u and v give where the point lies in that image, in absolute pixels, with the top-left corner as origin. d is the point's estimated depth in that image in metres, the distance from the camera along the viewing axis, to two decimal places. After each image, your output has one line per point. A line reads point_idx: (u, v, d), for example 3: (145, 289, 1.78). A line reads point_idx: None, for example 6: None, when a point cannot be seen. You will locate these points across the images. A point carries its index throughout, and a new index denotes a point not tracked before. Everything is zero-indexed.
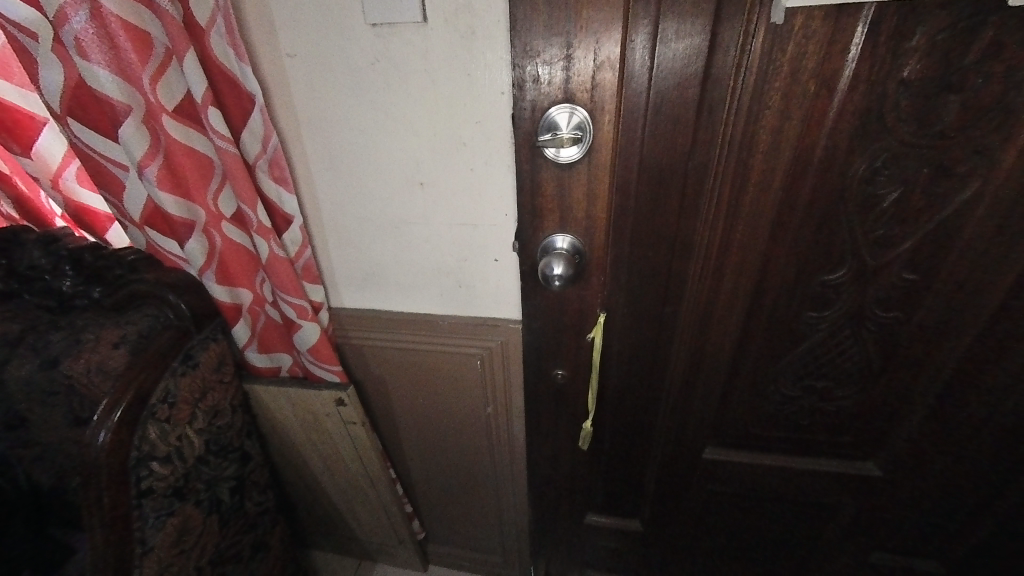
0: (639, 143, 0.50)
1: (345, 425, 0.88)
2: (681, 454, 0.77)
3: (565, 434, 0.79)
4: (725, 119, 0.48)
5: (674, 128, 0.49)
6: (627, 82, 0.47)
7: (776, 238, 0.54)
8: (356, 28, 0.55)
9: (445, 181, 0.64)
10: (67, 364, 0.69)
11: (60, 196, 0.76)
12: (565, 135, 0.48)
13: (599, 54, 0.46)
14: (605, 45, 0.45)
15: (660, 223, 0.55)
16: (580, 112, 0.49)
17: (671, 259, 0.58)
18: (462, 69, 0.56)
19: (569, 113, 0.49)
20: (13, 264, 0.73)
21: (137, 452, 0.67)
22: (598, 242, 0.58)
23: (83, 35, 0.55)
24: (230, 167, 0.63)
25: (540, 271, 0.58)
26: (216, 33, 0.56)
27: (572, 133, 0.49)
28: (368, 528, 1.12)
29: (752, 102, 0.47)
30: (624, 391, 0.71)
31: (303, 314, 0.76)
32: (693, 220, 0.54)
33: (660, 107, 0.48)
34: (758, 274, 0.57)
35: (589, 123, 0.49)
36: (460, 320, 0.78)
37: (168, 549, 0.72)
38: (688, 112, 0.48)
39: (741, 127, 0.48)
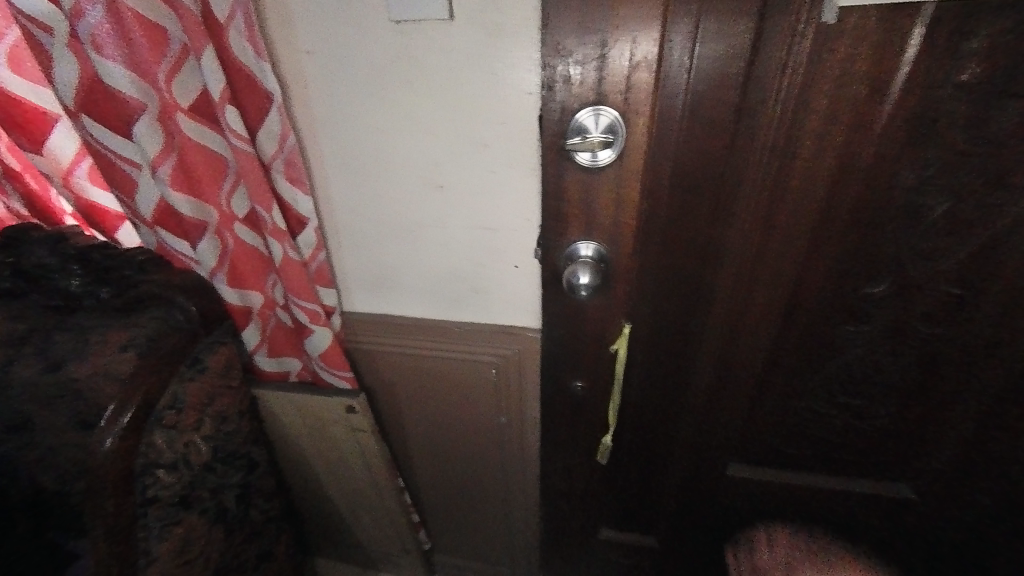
0: (672, 145, 0.48)
1: (354, 433, 0.86)
2: (702, 470, 0.74)
3: (581, 447, 0.77)
4: (766, 124, 0.46)
5: (713, 130, 0.47)
6: (664, 83, 0.45)
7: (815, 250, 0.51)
8: (377, 24, 0.54)
9: (464, 184, 0.62)
10: (73, 366, 0.68)
11: (71, 194, 0.74)
12: (596, 138, 0.47)
13: (635, 52, 0.44)
14: (643, 43, 0.43)
15: (692, 231, 0.53)
16: (609, 112, 0.47)
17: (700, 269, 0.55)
18: (488, 68, 0.54)
19: (591, 115, 0.47)
20: (25, 263, 0.74)
21: (143, 459, 0.65)
22: (625, 250, 0.55)
23: (99, 30, 0.54)
24: (245, 167, 0.61)
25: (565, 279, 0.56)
26: (234, 29, 0.54)
27: (603, 137, 0.47)
28: (374, 537, 1.09)
29: (795, 106, 0.45)
30: (646, 404, 0.69)
31: (315, 318, 0.74)
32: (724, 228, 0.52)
33: (697, 107, 0.46)
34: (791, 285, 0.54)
35: (621, 124, 0.47)
36: (476, 327, 0.75)
37: (172, 559, 0.70)
38: (726, 114, 0.46)
39: (784, 130, 0.46)
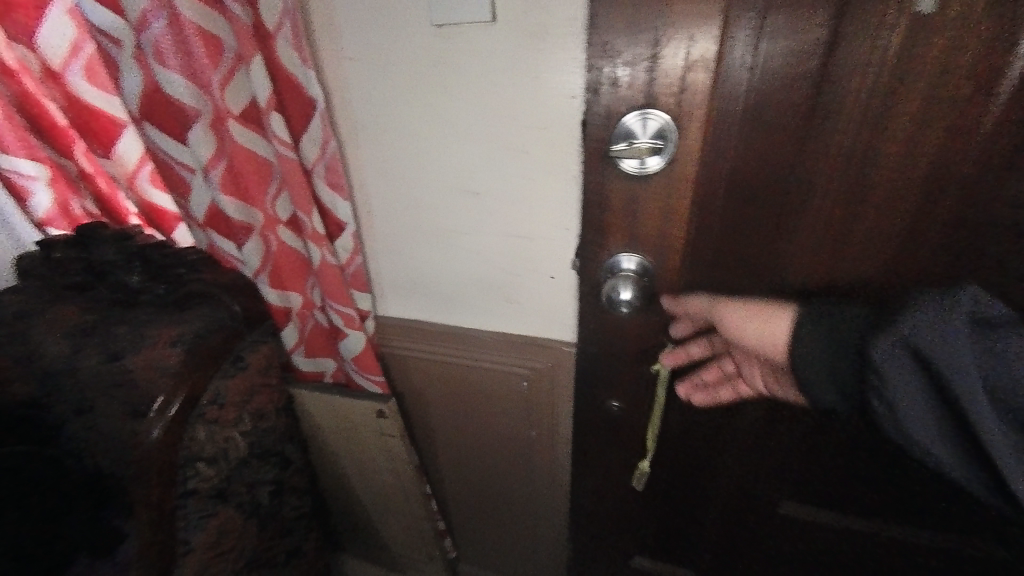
0: (730, 151, 0.45)
1: (384, 437, 0.86)
2: (747, 497, 0.70)
3: (615, 470, 0.73)
4: (843, 129, 0.42)
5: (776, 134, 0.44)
6: (723, 84, 0.42)
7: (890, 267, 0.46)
8: (419, 30, 0.53)
9: (501, 191, 0.60)
10: (130, 357, 0.72)
11: (134, 195, 0.79)
12: (643, 144, 0.43)
13: (692, 51, 0.40)
14: (700, 40, 0.40)
15: (751, 242, 0.50)
16: (659, 115, 0.43)
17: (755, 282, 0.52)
18: (530, 71, 0.52)
19: (637, 118, 0.44)
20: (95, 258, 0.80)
21: (186, 451, 0.69)
22: (671, 265, 0.52)
23: (163, 42, 0.57)
24: (288, 173, 0.62)
25: (605, 293, 0.53)
26: (282, 37, 0.55)
27: (652, 142, 0.43)
28: (400, 541, 1.09)
29: (876, 109, 0.41)
30: (687, 426, 0.65)
31: (350, 322, 0.75)
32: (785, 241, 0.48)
33: (762, 109, 0.43)
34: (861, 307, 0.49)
35: (672, 129, 0.43)
36: (509, 338, 0.73)
37: (209, 550, 0.72)
38: (794, 116, 0.43)
39: (859, 135, 0.42)
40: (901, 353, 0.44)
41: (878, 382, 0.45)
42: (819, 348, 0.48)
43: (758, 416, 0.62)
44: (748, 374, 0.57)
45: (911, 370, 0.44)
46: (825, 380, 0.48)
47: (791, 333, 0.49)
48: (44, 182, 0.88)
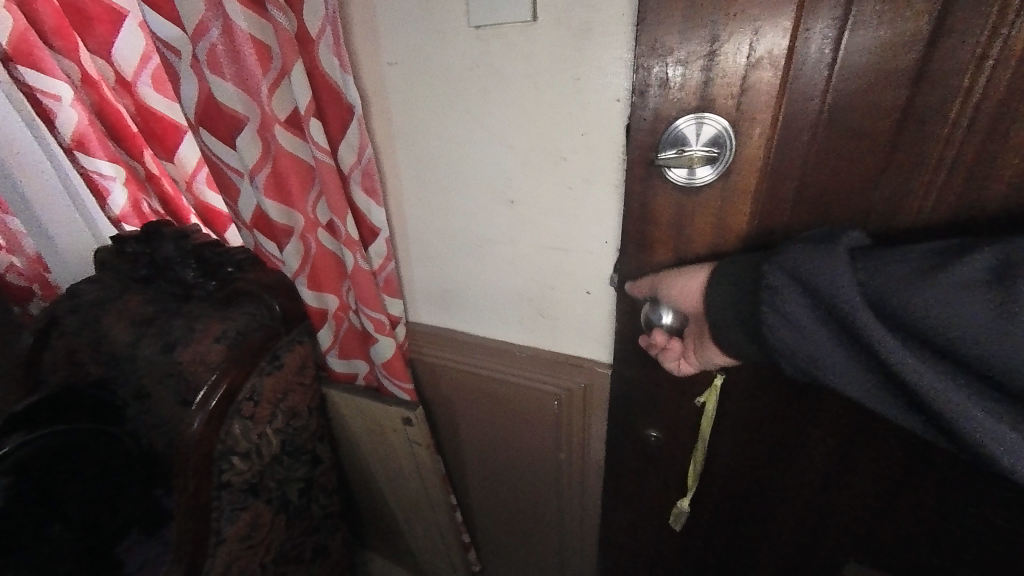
0: (800, 160, 0.41)
1: (411, 445, 0.86)
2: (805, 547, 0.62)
3: (648, 505, 0.67)
4: (945, 136, 0.37)
5: (862, 140, 0.39)
6: (801, 84, 0.38)
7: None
8: (458, 32, 0.51)
9: (537, 199, 0.57)
10: (180, 350, 0.76)
11: (191, 197, 0.85)
12: (696, 152, 0.40)
13: (755, 48, 0.36)
14: (767, 36, 0.35)
15: None
16: (715, 119, 0.39)
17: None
18: (572, 72, 0.48)
19: (691, 122, 0.40)
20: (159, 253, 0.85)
21: (222, 445, 0.70)
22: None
23: (215, 50, 0.58)
24: (325, 177, 0.62)
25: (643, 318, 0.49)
26: (324, 43, 0.55)
27: (705, 151, 0.40)
28: (425, 548, 1.08)
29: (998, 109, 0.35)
30: (739, 458, 0.60)
31: (380, 328, 0.73)
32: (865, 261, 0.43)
33: (846, 112, 0.39)
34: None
35: (729, 135, 0.40)
36: (541, 353, 0.70)
37: (238, 542, 0.74)
38: (884, 120, 0.38)
39: (965, 141, 0.37)
40: (797, 276, 0.37)
41: (772, 316, 0.38)
42: (724, 287, 0.41)
43: (817, 461, 0.55)
44: (692, 345, 0.45)
45: (807, 297, 0.36)
46: (730, 323, 0.41)
47: (710, 281, 0.42)
48: (121, 181, 0.97)
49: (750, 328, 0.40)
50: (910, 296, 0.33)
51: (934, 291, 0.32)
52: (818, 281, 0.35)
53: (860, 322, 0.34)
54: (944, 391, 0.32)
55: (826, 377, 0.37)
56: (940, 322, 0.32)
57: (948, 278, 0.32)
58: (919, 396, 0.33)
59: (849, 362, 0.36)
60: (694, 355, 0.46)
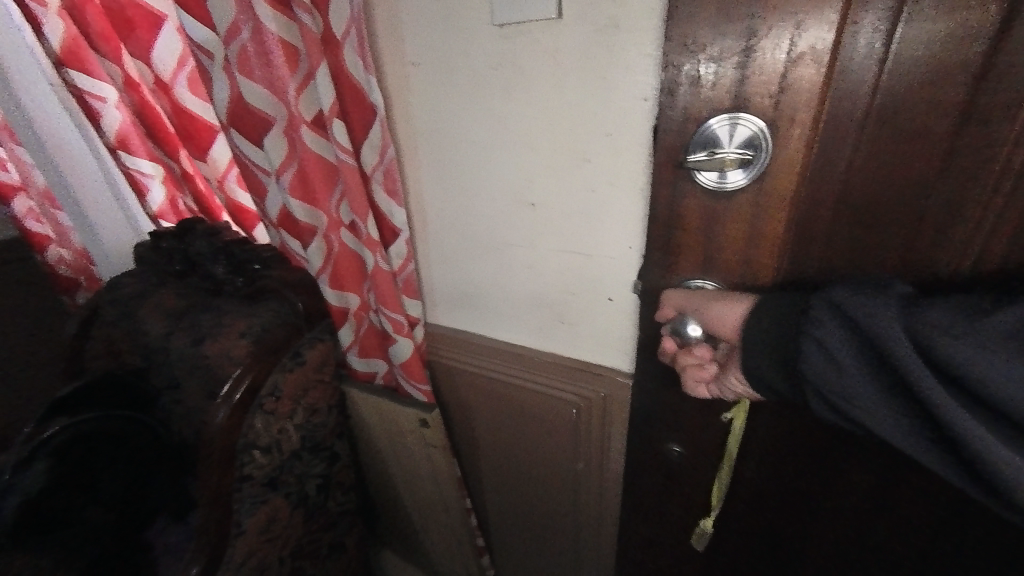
0: (844, 165, 0.39)
1: (427, 447, 0.85)
2: None
3: (670, 522, 0.64)
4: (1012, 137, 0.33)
5: (917, 142, 0.36)
6: (848, 81, 0.35)
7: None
8: (481, 31, 0.50)
9: (559, 202, 0.56)
10: (209, 344, 0.78)
11: (222, 195, 0.87)
12: (730, 154, 0.37)
13: (797, 41, 0.34)
14: (810, 29, 0.33)
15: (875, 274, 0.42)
16: (751, 120, 0.37)
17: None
18: (597, 71, 0.46)
19: (726, 123, 0.38)
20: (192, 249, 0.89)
21: (244, 438, 0.71)
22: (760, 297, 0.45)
23: (246, 52, 0.60)
24: (347, 177, 0.62)
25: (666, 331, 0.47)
26: (348, 44, 0.55)
27: (740, 152, 0.37)
28: (439, 550, 1.09)
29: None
30: (767, 477, 0.57)
31: (399, 329, 0.73)
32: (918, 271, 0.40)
33: (898, 111, 0.35)
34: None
35: (765, 137, 0.37)
36: (560, 359, 0.68)
37: (257, 534, 0.76)
38: (944, 120, 0.35)
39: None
40: (840, 315, 0.35)
41: (810, 347, 0.36)
42: (759, 318, 0.39)
43: (856, 486, 0.51)
44: (722, 376, 0.44)
45: (848, 337, 0.35)
46: (763, 353, 0.39)
47: (749, 312, 0.40)
48: (159, 179, 1.01)
49: (783, 363, 0.38)
50: (957, 345, 0.31)
51: (983, 343, 0.30)
52: (862, 316, 0.34)
53: (902, 363, 0.32)
54: (989, 446, 0.30)
55: (860, 421, 0.36)
56: (989, 375, 0.30)
57: (991, 327, 0.31)
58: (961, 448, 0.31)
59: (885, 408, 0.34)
60: (717, 385, 0.44)
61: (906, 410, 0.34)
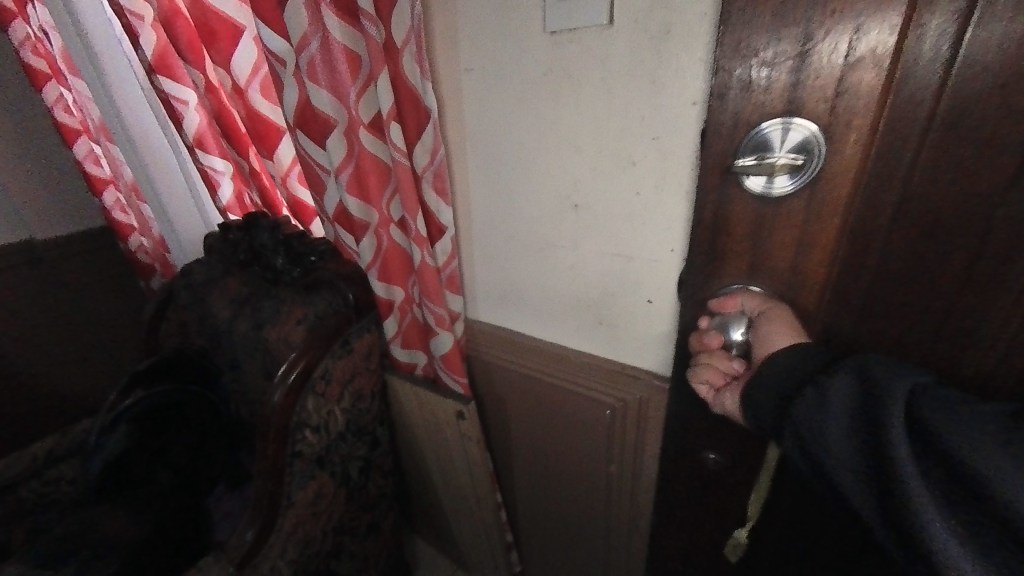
0: (909, 172, 0.37)
1: (463, 438, 0.88)
2: None
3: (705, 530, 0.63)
4: None
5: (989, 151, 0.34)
6: (913, 86, 0.34)
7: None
8: (533, 39, 0.52)
9: (603, 205, 0.57)
10: (269, 328, 0.85)
11: (285, 191, 0.94)
12: (779, 160, 0.38)
13: (855, 45, 0.34)
14: (868, 33, 0.33)
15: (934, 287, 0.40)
16: (805, 124, 0.37)
17: (934, 338, 0.41)
18: (647, 75, 0.47)
19: (778, 127, 0.38)
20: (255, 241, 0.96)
21: (297, 417, 0.77)
22: (813, 304, 0.45)
23: (315, 61, 0.65)
24: (400, 177, 0.66)
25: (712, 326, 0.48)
26: (408, 51, 0.58)
27: (790, 157, 0.38)
28: (468, 540, 1.12)
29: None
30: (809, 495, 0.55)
31: (441, 323, 0.76)
32: (1002, 289, 0.37)
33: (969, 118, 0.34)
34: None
35: (818, 141, 0.37)
36: (598, 359, 0.69)
37: (305, 507, 0.81)
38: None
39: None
40: (853, 377, 0.37)
41: (810, 391, 0.38)
42: (784, 357, 0.40)
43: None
44: (725, 392, 0.45)
45: (852, 396, 0.36)
46: (765, 385, 0.41)
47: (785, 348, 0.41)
48: (228, 176, 1.11)
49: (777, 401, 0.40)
50: (954, 434, 0.32)
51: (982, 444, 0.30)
52: (882, 381, 0.35)
53: (889, 430, 0.33)
54: (936, 538, 0.31)
55: (821, 466, 0.38)
56: (979, 473, 0.30)
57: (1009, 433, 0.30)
58: (910, 533, 0.32)
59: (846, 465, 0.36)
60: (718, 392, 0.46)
61: (871, 474, 0.35)
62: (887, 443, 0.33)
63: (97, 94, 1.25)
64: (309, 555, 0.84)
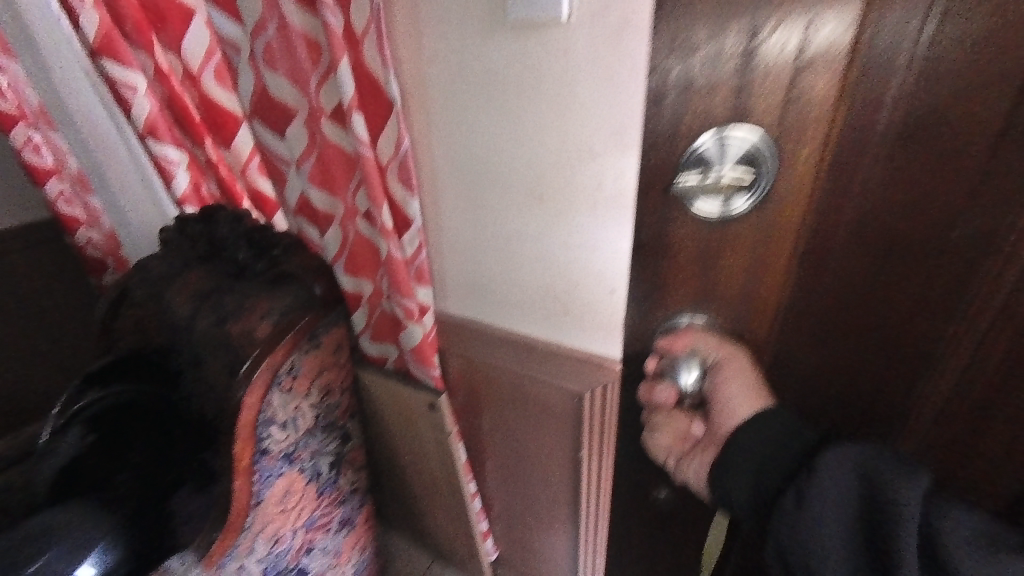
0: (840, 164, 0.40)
1: (436, 430, 0.89)
2: None
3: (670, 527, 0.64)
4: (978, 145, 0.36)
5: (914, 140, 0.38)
6: (848, 81, 0.37)
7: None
8: (496, 31, 0.52)
9: (567, 197, 0.58)
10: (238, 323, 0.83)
11: (245, 182, 0.90)
12: (727, 177, 0.41)
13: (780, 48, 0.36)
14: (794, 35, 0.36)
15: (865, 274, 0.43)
16: (745, 133, 0.39)
17: (866, 318, 0.45)
18: (608, 69, 0.48)
19: (713, 141, 0.40)
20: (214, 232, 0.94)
21: (263, 413, 0.75)
22: (767, 292, 0.47)
23: (272, 47, 0.64)
24: (366, 169, 0.64)
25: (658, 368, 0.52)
26: (369, 40, 0.57)
27: (737, 175, 0.41)
28: (443, 529, 1.14)
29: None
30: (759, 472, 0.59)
31: (411, 315, 0.76)
32: (913, 268, 0.42)
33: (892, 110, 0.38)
34: (1021, 358, 0.40)
35: (759, 152, 0.40)
36: (565, 347, 0.71)
37: (275, 504, 0.79)
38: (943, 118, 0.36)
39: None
40: (846, 466, 0.41)
41: (812, 478, 0.42)
42: (760, 427, 0.46)
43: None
44: (689, 455, 0.52)
45: (848, 486, 0.41)
46: (752, 461, 0.46)
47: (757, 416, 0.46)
48: (183, 166, 1.05)
49: (767, 483, 0.45)
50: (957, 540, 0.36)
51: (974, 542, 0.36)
52: (885, 474, 0.40)
53: (898, 527, 0.38)
54: None
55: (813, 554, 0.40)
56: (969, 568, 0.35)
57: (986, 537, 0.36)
58: None
59: (843, 553, 0.40)
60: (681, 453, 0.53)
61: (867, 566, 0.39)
62: (894, 537, 0.38)
63: (38, 79, 1.18)
64: (279, 552, 0.82)
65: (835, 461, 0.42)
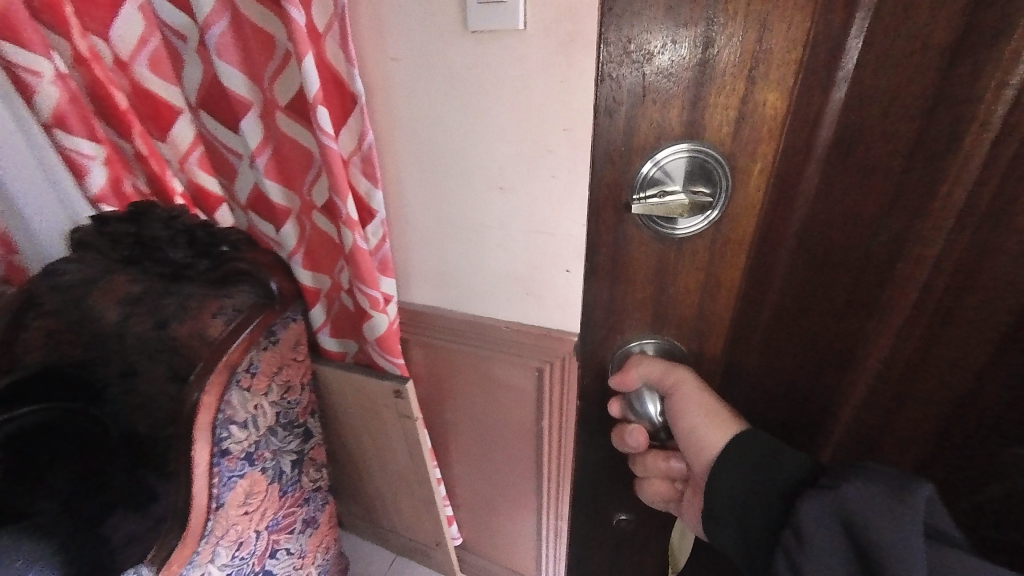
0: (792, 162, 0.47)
1: (401, 419, 0.91)
2: None
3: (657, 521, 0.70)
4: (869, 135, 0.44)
5: (866, 125, 0.43)
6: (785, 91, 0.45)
7: (970, 299, 0.44)
8: (457, 37, 0.58)
9: (525, 187, 0.64)
10: (188, 323, 0.80)
11: (185, 176, 0.86)
12: (675, 196, 0.49)
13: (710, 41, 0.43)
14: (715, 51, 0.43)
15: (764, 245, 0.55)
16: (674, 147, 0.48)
17: None
18: (558, 75, 0.55)
19: (653, 169, 0.50)
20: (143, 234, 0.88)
21: (222, 414, 0.73)
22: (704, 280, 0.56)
23: (224, 39, 0.63)
24: (330, 162, 0.65)
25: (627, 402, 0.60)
26: (331, 37, 0.60)
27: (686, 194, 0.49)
28: (405, 520, 1.16)
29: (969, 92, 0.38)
30: None
31: (376, 305, 0.78)
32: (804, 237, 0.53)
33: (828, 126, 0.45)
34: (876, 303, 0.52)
35: (702, 156, 0.48)
36: (527, 326, 0.77)
37: (237, 507, 0.77)
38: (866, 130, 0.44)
39: (937, 160, 0.41)
40: (830, 523, 0.40)
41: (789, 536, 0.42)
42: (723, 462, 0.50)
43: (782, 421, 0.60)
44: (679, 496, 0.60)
45: (837, 547, 0.40)
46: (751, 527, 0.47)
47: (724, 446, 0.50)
48: (100, 162, 0.94)
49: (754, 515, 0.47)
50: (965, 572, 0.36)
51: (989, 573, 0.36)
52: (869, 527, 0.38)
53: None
54: None
55: None
56: None
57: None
58: None
59: None
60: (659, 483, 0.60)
61: None
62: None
63: None
64: (243, 556, 0.80)
65: (813, 519, 0.41)
